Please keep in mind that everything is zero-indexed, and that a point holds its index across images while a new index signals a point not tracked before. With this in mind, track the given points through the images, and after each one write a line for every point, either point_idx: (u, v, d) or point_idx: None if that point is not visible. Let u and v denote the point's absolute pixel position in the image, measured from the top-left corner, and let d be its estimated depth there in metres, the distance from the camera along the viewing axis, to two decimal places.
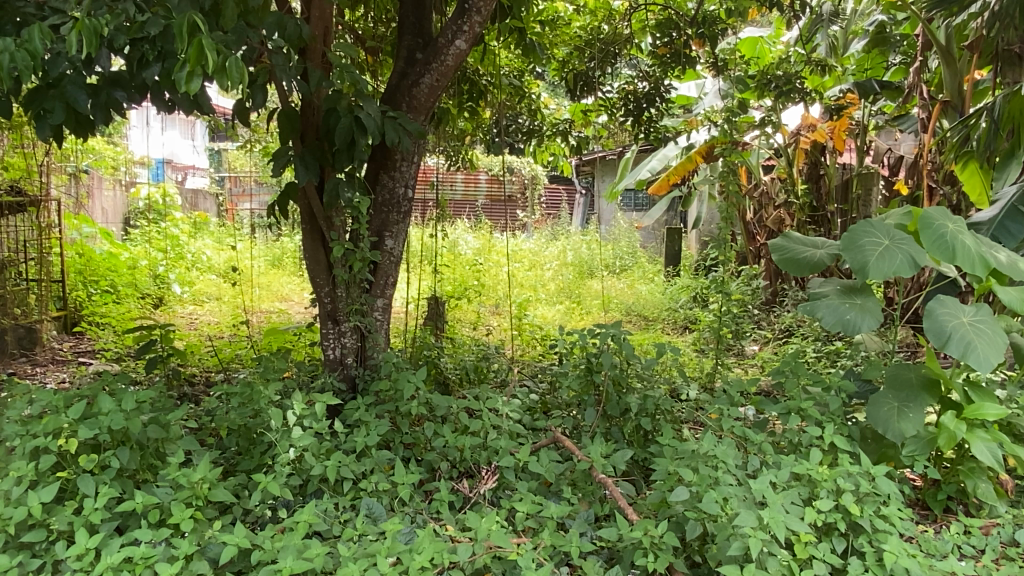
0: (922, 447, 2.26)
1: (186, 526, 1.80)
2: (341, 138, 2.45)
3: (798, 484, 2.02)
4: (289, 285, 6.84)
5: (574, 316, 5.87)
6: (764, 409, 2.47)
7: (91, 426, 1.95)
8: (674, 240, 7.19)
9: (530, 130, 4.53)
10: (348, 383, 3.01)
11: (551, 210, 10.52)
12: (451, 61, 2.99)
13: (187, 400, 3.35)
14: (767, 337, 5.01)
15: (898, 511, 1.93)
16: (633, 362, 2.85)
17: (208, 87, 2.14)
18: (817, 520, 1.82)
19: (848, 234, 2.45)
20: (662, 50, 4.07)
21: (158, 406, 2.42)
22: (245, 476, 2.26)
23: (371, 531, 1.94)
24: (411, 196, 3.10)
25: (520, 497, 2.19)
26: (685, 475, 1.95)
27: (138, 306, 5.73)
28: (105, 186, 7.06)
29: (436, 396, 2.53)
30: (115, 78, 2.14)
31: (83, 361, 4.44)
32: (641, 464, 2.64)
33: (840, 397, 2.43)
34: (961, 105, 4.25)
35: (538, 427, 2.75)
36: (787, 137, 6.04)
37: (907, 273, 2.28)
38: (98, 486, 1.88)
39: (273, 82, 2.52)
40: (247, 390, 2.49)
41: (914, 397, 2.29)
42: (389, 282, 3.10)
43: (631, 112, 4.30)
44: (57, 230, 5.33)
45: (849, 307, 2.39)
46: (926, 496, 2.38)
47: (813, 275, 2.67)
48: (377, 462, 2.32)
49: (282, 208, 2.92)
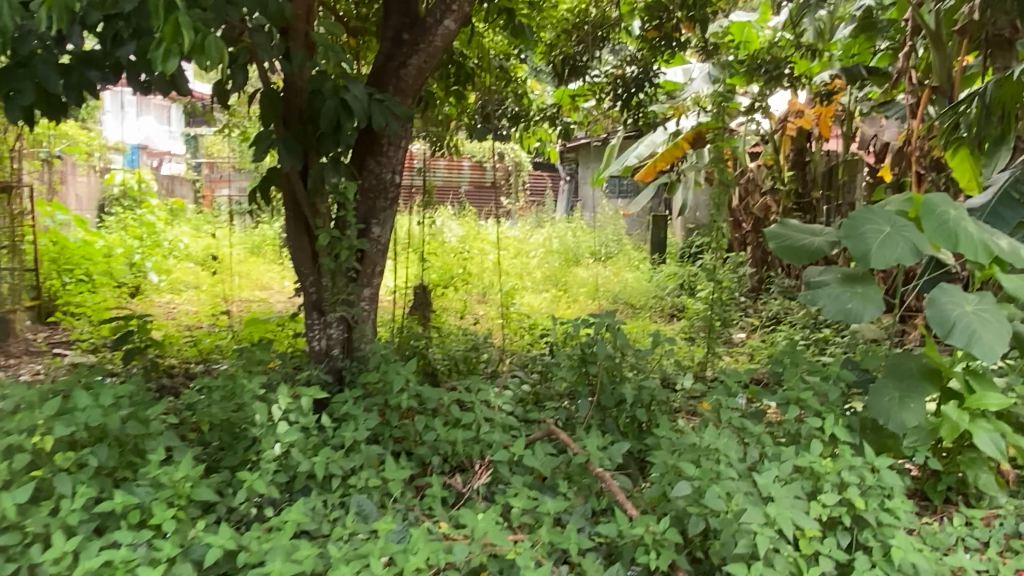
0: (924, 438, 2.24)
1: (169, 527, 1.72)
2: (327, 122, 2.36)
3: (802, 477, 1.99)
4: (270, 273, 6.67)
5: (562, 304, 5.84)
6: (763, 400, 2.44)
7: (66, 424, 1.85)
8: (660, 226, 7.14)
9: (516, 115, 4.43)
10: (336, 375, 2.90)
11: (535, 197, 10.49)
12: (440, 41, 2.89)
13: (168, 393, 3.25)
14: (755, 324, 5.00)
15: (903, 504, 1.91)
16: (627, 351, 2.79)
17: (186, 68, 2.03)
18: (823, 514, 1.80)
19: (849, 221, 2.39)
20: (652, 34, 4.04)
21: (137, 400, 2.31)
22: (230, 473, 2.18)
23: (361, 530, 1.87)
24: (399, 182, 3.00)
25: (515, 491, 2.14)
26: (688, 470, 1.89)
27: (114, 295, 5.59)
28: (80, 172, 6.86)
29: (427, 388, 2.47)
30: (87, 57, 2.01)
31: (58, 353, 4.30)
32: (638, 457, 2.59)
33: (838, 387, 2.39)
34: (950, 91, 4.26)
35: (532, 419, 2.68)
36: (774, 123, 6.03)
37: (909, 260, 2.24)
38: (76, 486, 1.80)
39: (253, 63, 2.40)
40: (230, 383, 2.39)
41: (915, 387, 2.28)
42: (376, 270, 3.00)
43: (620, 97, 4.23)
44: (29, 217, 5.16)
45: (851, 296, 2.34)
46: (926, 486, 2.36)
47: (811, 262, 2.63)
48: (367, 457, 2.23)
49: (265, 195, 2.80)
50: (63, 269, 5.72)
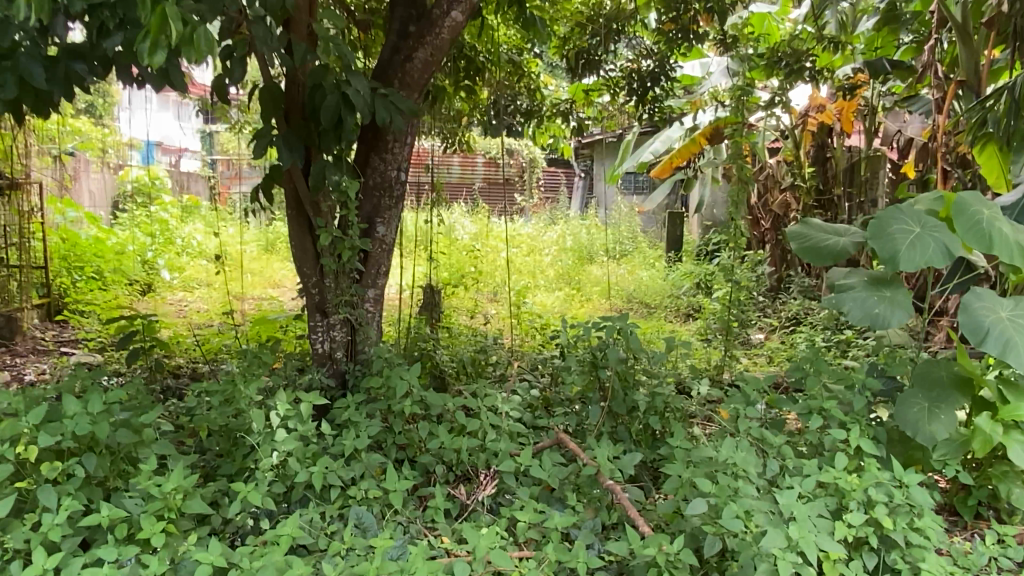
0: (955, 450, 2.11)
1: (157, 542, 1.67)
2: (328, 118, 2.27)
3: (825, 494, 1.87)
4: (283, 270, 6.63)
5: (574, 303, 5.74)
6: (782, 408, 2.31)
7: (52, 432, 1.81)
8: (676, 224, 7.01)
9: (529, 111, 4.32)
10: (338, 379, 2.82)
11: (550, 194, 10.39)
12: (447, 33, 2.79)
13: (171, 395, 3.21)
14: (773, 325, 4.88)
15: (933, 523, 1.78)
16: (641, 355, 2.68)
17: (177, 59, 2.00)
18: (848, 536, 1.68)
19: (876, 220, 2.25)
20: (669, 25, 3.89)
21: (132, 406, 2.26)
22: (225, 481, 2.12)
23: (359, 545, 1.79)
24: (404, 179, 2.91)
25: (521, 504, 2.04)
26: (703, 486, 1.78)
27: (125, 293, 5.60)
28: (92, 169, 6.88)
29: (431, 394, 2.37)
30: (74, 49, 2.01)
31: (65, 351, 4.30)
32: (650, 466, 2.48)
33: (864, 396, 2.26)
34: (978, 85, 4.11)
35: (541, 425, 2.57)
36: (794, 118, 5.87)
37: (940, 263, 2.10)
38: (61, 498, 1.76)
39: (253, 58, 2.32)
40: (229, 387, 2.32)
41: (945, 397, 2.14)
42: (381, 271, 2.92)
43: (635, 92, 4.15)
44: (39, 214, 5.17)
45: (878, 300, 2.21)
46: (955, 501, 2.22)
47: (835, 264, 2.50)
48: (368, 466, 2.15)
49: (267, 193, 2.73)
50: (73, 266, 5.73)
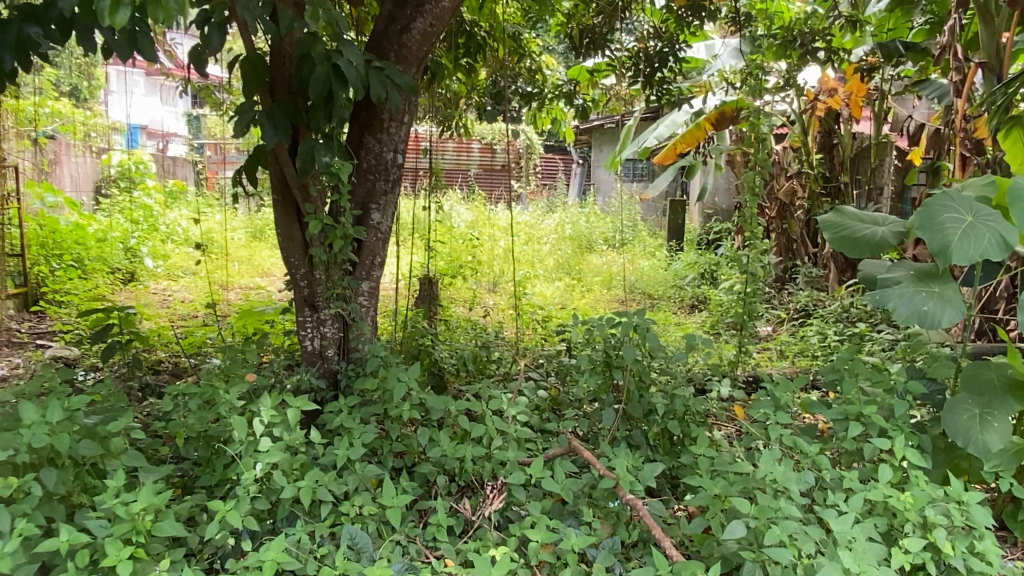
0: (1008, 461, 1.93)
1: (123, 571, 1.46)
2: (317, 91, 2.04)
3: (874, 514, 1.68)
4: (272, 258, 6.41)
5: (575, 293, 5.54)
6: (815, 414, 2.09)
7: (5, 444, 1.59)
8: (678, 212, 6.79)
9: (529, 94, 4.12)
10: (329, 378, 2.61)
11: (546, 180, 10.18)
12: (448, 2, 2.56)
13: (150, 392, 2.99)
14: (782, 318, 4.70)
15: (996, 547, 1.59)
16: (657, 354, 2.47)
17: (145, 22, 1.78)
18: (906, 563, 1.49)
19: (923, 208, 2.04)
20: (681, 3, 3.65)
21: (101, 411, 2.04)
22: (205, 495, 1.91)
23: (353, 571, 1.58)
24: (401, 162, 2.69)
25: (532, 521, 1.84)
26: (741, 507, 1.58)
27: (106, 282, 5.37)
28: (74, 152, 6.59)
29: (431, 397, 2.15)
30: (29, 12, 1.81)
31: (41, 344, 4.07)
32: (669, 474, 2.29)
33: (906, 400, 2.05)
34: (999, 68, 3.80)
35: (550, 430, 2.37)
36: (804, 101, 5.64)
37: (996, 255, 1.90)
38: (15, 519, 1.54)
39: (234, 25, 2.08)
40: (208, 390, 2.10)
41: (998, 403, 1.95)
42: (376, 261, 2.70)
43: (642, 73, 3.86)
44: (16, 198, 4.92)
45: (926, 297, 2.01)
46: (1005, 516, 2.04)
47: (872, 256, 2.29)
48: (363, 478, 1.94)
49: (250, 176, 2.50)
50: (53, 254, 5.48)
